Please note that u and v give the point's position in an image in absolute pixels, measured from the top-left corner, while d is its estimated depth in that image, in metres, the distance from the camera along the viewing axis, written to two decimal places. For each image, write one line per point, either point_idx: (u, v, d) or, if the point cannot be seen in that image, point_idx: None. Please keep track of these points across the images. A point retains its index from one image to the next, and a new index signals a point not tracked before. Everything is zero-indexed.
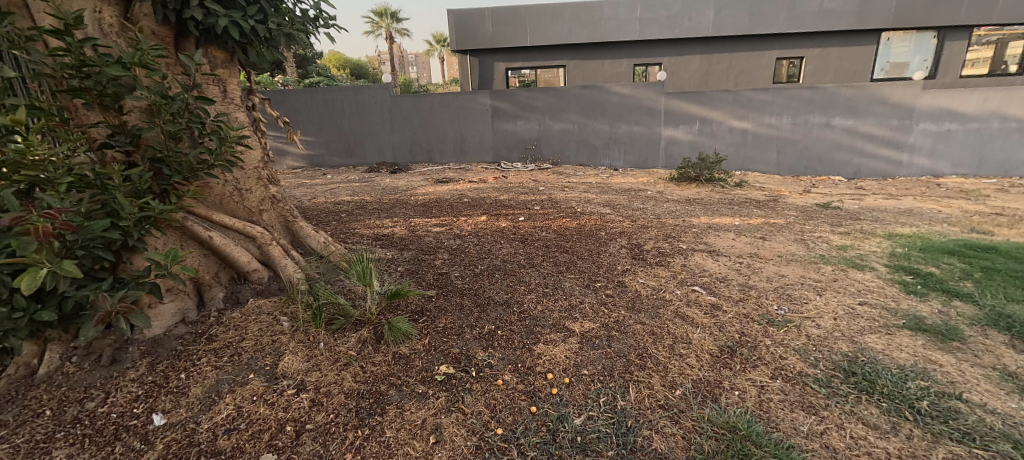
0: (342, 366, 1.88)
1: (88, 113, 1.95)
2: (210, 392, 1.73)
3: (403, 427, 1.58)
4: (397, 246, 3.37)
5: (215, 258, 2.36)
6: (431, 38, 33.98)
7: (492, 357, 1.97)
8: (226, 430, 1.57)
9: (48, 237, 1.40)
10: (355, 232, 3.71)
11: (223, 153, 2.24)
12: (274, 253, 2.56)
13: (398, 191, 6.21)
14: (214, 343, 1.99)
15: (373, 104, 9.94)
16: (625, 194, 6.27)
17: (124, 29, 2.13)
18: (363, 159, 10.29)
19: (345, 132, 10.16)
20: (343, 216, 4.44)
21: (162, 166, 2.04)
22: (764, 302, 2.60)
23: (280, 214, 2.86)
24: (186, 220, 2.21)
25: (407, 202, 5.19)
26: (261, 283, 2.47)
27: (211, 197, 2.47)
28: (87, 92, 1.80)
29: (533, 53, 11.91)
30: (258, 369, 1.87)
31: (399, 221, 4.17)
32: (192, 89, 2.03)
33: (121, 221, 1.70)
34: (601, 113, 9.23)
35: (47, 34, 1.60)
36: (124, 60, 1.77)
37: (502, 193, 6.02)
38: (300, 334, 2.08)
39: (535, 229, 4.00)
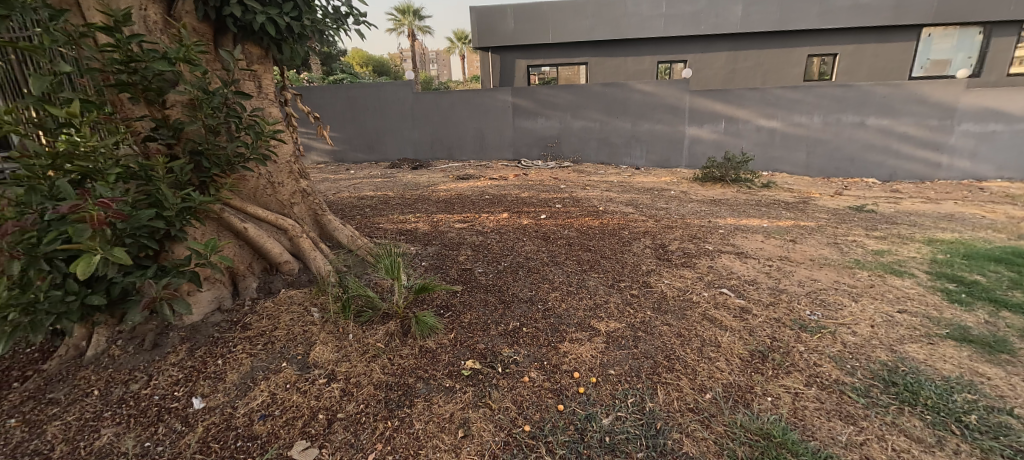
0: (371, 358, 1.91)
1: (134, 107, 2.03)
2: (246, 378, 1.79)
3: (431, 420, 1.59)
4: (421, 241, 3.40)
5: (249, 249, 2.43)
6: (452, 36, 34.18)
7: (517, 353, 1.97)
8: (262, 416, 1.62)
9: (102, 225, 1.45)
10: (380, 227, 3.76)
11: (259, 147, 2.30)
12: (305, 245, 2.62)
13: (420, 187, 6.27)
14: (248, 331, 2.06)
15: (394, 101, 10.06)
16: (647, 193, 6.17)
17: (168, 25, 2.20)
18: (383, 155, 10.42)
19: (367, 128, 10.32)
20: (367, 211, 4.50)
21: (202, 159, 2.11)
22: (796, 306, 2.52)
23: (310, 207, 2.92)
24: (223, 212, 2.28)
25: (428, 198, 5.23)
26: (292, 274, 2.53)
27: (246, 189, 2.55)
28: (134, 87, 1.87)
29: (554, 50, 11.82)
30: (291, 357, 1.91)
31: (422, 217, 4.21)
32: (231, 84, 2.10)
33: (165, 212, 1.77)
34: (622, 111, 9.10)
35: (99, 31, 1.67)
36: (169, 56, 1.84)
37: (523, 190, 6.01)
38: (330, 325, 2.12)
39: (557, 227, 3.97)
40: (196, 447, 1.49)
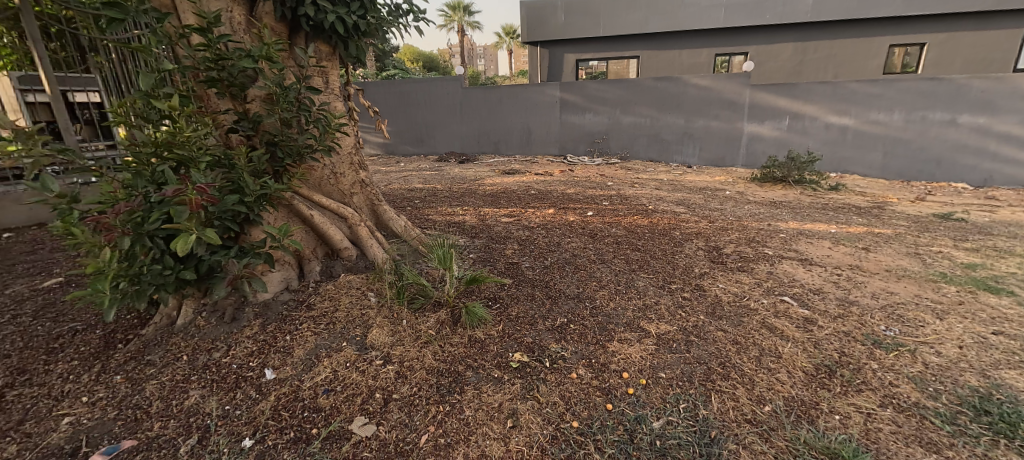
0: (423, 343, 1.99)
1: (219, 101, 2.22)
2: (311, 354, 1.92)
3: (481, 408, 1.64)
4: (469, 233, 3.47)
5: (314, 235, 2.59)
6: (501, 31, 34.33)
7: (565, 350, 1.97)
8: (325, 390, 1.73)
9: (198, 208, 1.63)
10: (430, 218, 3.87)
11: (326, 139, 2.44)
12: (363, 233, 2.75)
13: (466, 181, 6.38)
14: (312, 310, 2.20)
15: (444, 95, 10.29)
16: (700, 193, 5.91)
17: (250, 25, 2.38)
18: (432, 148, 10.72)
19: (417, 122, 10.65)
20: (417, 202, 4.64)
21: (276, 149, 2.27)
22: (869, 320, 2.33)
23: (368, 196, 3.06)
24: (293, 199, 2.45)
25: (475, 192, 5.31)
26: (351, 260, 2.67)
27: (313, 179, 2.71)
28: (222, 82, 2.05)
29: (605, 43, 11.56)
30: (350, 338, 2.03)
31: (469, 210, 4.28)
32: (304, 80, 2.24)
33: (246, 197, 1.94)
34: (676, 106, 8.74)
35: (195, 32, 1.85)
36: (253, 53, 1.99)
37: (569, 187, 5.95)
38: (385, 310, 2.22)
39: (604, 225, 3.91)
40: (268, 413, 1.63)
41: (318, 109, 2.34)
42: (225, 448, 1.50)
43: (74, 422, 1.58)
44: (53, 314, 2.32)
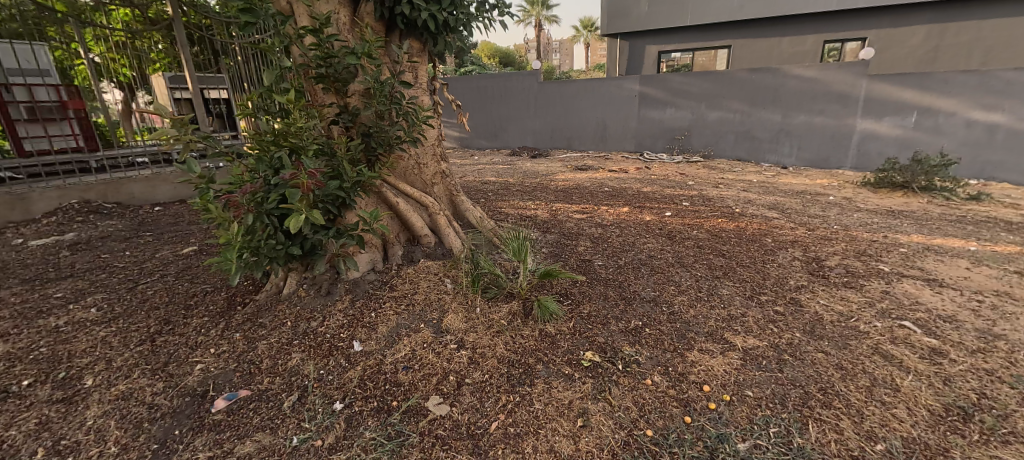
0: (496, 332, 2.04)
1: (324, 95, 2.45)
2: (393, 332, 2.06)
3: (551, 403, 1.64)
4: (542, 227, 3.47)
5: (398, 221, 2.76)
6: (580, 24, 33.75)
7: (639, 354, 1.91)
8: (405, 367, 1.85)
9: (308, 190, 1.85)
10: (504, 211, 3.93)
11: (414, 131, 2.57)
12: (441, 222, 2.85)
13: (539, 175, 6.39)
14: (395, 291, 2.36)
15: (520, 90, 10.38)
16: (796, 197, 5.35)
17: (353, 25, 2.57)
18: (505, 142, 10.89)
19: (492, 116, 10.89)
20: (491, 195, 4.74)
21: (371, 139, 2.44)
22: (1020, 359, 1.95)
23: (447, 187, 3.19)
24: (382, 187, 2.63)
25: (548, 187, 5.29)
26: (429, 247, 2.80)
27: (400, 168, 2.87)
28: (328, 78, 2.25)
29: (692, 33, 10.88)
30: (428, 320, 2.14)
31: (542, 204, 4.28)
32: (398, 75, 2.38)
33: (344, 184, 2.13)
34: (771, 101, 7.97)
35: (309, 33, 2.05)
36: (356, 51, 2.16)
37: (645, 185, 5.71)
38: (461, 297, 2.31)
39: (683, 227, 3.69)
40: (356, 382, 1.78)
41: (408, 102, 2.48)
42: (320, 408, 1.66)
43: (203, 369, 1.86)
44: (188, 278, 2.73)
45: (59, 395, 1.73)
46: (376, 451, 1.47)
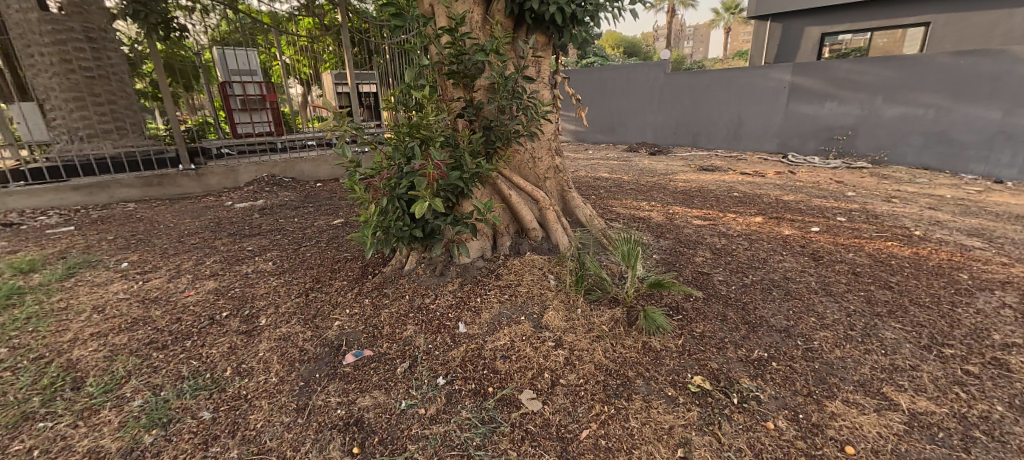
0: (595, 337, 1.96)
1: (453, 89, 2.60)
2: (494, 320, 2.12)
3: (649, 423, 1.52)
4: (656, 232, 3.22)
5: (509, 212, 2.82)
6: (722, 7, 30.53)
7: (762, 390, 1.66)
8: (502, 356, 1.89)
9: (433, 179, 2.00)
10: (616, 210, 3.75)
11: (532, 125, 2.57)
12: (550, 217, 2.82)
13: (658, 174, 5.96)
14: (500, 280, 2.42)
15: (644, 82, 9.85)
16: (1008, 221, 4.11)
17: (485, 22, 2.67)
18: (623, 137, 10.47)
19: (612, 110, 10.53)
20: (604, 192, 4.57)
21: (491, 132, 2.51)
22: None
23: (560, 182, 3.14)
24: (496, 178, 2.71)
25: (667, 187, 4.91)
26: (536, 241, 2.79)
27: (516, 160, 2.92)
28: (458, 73, 2.37)
29: (871, 10, 9.06)
30: (529, 314, 2.15)
31: (658, 206, 3.99)
32: (522, 69, 2.41)
33: (464, 174, 2.25)
34: (986, 93, 5.97)
35: (445, 32, 2.19)
36: (485, 48, 2.24)
37: (786, 192, 4.94)
38: (563, 295, 2.27)
39: (834, 246, 3.10)
40: (458, 362, 1.87)
41: (529, 96, 2.50)
42: (425, 380, 1.79)
43: (338, 326, 2.14)
44: (334, 246, 3.19)
45: (240, 329, 2.18)
46: (469, 432, 1.53)
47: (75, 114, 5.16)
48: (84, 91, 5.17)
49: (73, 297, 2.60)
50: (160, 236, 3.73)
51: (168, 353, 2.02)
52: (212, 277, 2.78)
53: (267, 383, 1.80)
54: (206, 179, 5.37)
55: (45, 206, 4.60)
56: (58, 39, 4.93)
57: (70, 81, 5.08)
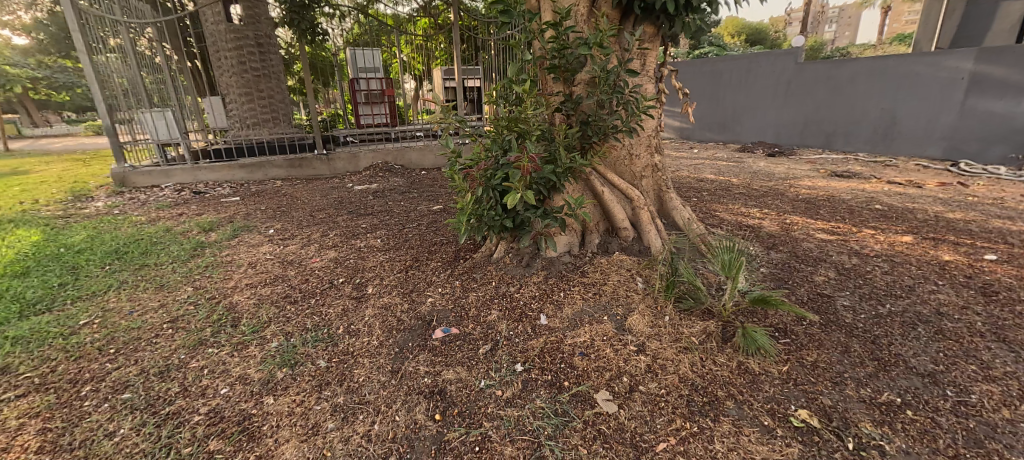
0: (682, 348, 1.86)
1: (553, 84, 2.61)
2: (576, 316, 2.11)
3: (735, 450, 1.40)
4: (765, 243, 2.91)
5: (600, 210, 2.77)
6: None
7: (884, 438, 1.42)
8: (581, 352, 1.88)
9: (527, 171, 2.05)
10: (719, 216, 3.46)
11: (632, 120, 2.48)
12: (644, 217, 2.72)
13: (776, 178, 5.34)
14: (585, 278, 2.40)
15: (768, 74, 8.80)
16: None
17: (590, 15, 2.64)
18: (736, 135, 9.53)
19: (725, 105, 9.64)
20: (708, 195, 4.23)
21: (588, 127, 2.48)
22: None
23: (657, 181, 2.99)
24: (590, 174, 2.68)
25: (785, 194, 4.38)
26: (626, 241, 2.72)
27: (612, 157, 2.86)
28: (560, 68, 2.38)
29: None
30: (612, 315, 2.11)
31: (771, 214, 3.58)
32: (625, 63, 2.33)
33: (558, 169, 2.27)
34: None
35: (550, 27, 2.21)
36: (589, 42, 2.21)
37: (949, 207, 4.07)
38: (651, 300, 2.18)
39: (1014, 279, 2.48)
40: (537, 351, 1.91)
41: (631, 91, 2.41)
42: (504, 364, 1.86)
43: (430, 302, 2.32)
44: (433, 229, 3.43)
45: (351, 294, 2.47)
46: (542, 421, 1.55)
47: (246, 105, 6.62)
48: (252, 87, 6.60)
49: (233, 253, 3.19)
50: (295, 209, 4.36)
51: (297, 307, 2.37)
52: (333, 247, 3.18)
53: (369, 344, 2.02)
54: (334, 164, 6.25)
55: (223, 181, 5.83)
56: (238, 45, 6.41)
57: (245, 79, 6.54)
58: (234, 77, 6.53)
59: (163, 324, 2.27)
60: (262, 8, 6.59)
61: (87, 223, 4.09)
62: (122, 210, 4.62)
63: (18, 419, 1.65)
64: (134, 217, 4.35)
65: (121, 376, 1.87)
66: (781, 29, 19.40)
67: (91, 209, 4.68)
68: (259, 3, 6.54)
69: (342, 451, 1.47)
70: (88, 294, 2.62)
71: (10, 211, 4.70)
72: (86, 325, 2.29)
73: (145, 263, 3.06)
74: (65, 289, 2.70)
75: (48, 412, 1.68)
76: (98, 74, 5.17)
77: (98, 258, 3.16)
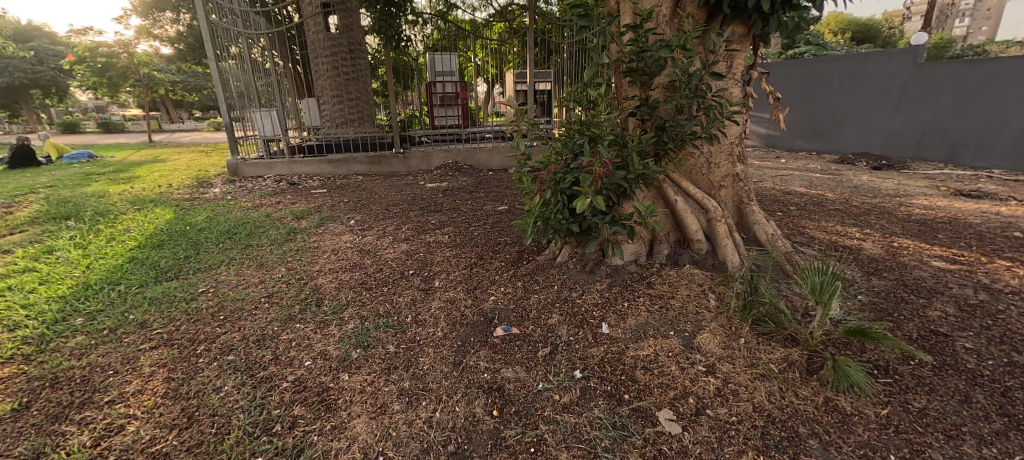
0: (758, 375, 1.73)
1: (629, 88, 2.54)
2: (641, 328, 2.04)
3: None
4: (865, 267, 2.60)
5: (672, 220, 2.65)
6: None
7: None
8: (644, 366, 1.82)
9: (598, 177, 2.02)
10: (810, 234, 3.15)
11: (713, 127, 2.34)
12: (720, 230, 2.56)
13: (881, 195, 4.75)
14: (652, 289, 2.31)
15: (879, 76, 7.80)
16: None
17: (673, 16, 2.54)
18: (834, 145, 8.60)
19: (824, 111, 8.73)
20: (797, 210, 3.87)
21: (664, 133, 2.39)
22: None
23: (737, 192, 2.80)
24: (663, 182, 2.58)
25: (893, 213, 3.87)
26: (699, 254, 2.58)
27: (688, 165, 2.72)
28: (638, 71, 2.32)
29: None
30: (679, 330, 2.01)
31: (874, 235, 3.18)
32: (710, 65, 2.21)
33: (629, 175, 2.22)
34: None
35: (630, 29, 2.16)
36: (671, 44, 2.13)
37: None
38: (724, 319, 2.05)
39: None
40: (598, 360, 1.88)
41: (714, 95, 2.28)
42: (563, 369, 1.84)
43: (493, 300, 2.37)
44: (498, 229, 3.50)
45: (420, 286, 2.59)
46: (600, 431, 1.52)
47: (336, 106, 7.22)
48: (342, 89, 7.16)
49: (320, 240, 3.49)
50: (374, 202, 4.68)
51: (371, 293, 2.54)
52: (405, 240, 3.36)
53: (434, 335, 2.10)
54: (409, 162, 6.62)
55: (314, 174, 6.39)
56: (333, 51, 7.02)
57: (337, 82, 7.12)
58: (327, 80, 7.13)
59: (261, 297, 2.55)
60: (355, 17, 7.15)
61: (206, 206, 4.72)
62: (234, 196, 5.25)
63: (151, 367, 1.94)
64: (242, 202, 4.91)
65: (227, 340, 2.12)
66: (896, 26, 17.21)
67: (210, 194, 5.39)
68: (353, 13, 7.08)
69: (406, 433, 1.55)
70: (206, 267, 3.03)
71: (150, 192, 5.55)
72: (202, 293, 2.65)
73: (249, 244, 3.46)
74: (189, 260, 3.14)
75: (171, 364, 1.96)
76: (221, 80, 6.05)
77: (214, 236, 3.63)
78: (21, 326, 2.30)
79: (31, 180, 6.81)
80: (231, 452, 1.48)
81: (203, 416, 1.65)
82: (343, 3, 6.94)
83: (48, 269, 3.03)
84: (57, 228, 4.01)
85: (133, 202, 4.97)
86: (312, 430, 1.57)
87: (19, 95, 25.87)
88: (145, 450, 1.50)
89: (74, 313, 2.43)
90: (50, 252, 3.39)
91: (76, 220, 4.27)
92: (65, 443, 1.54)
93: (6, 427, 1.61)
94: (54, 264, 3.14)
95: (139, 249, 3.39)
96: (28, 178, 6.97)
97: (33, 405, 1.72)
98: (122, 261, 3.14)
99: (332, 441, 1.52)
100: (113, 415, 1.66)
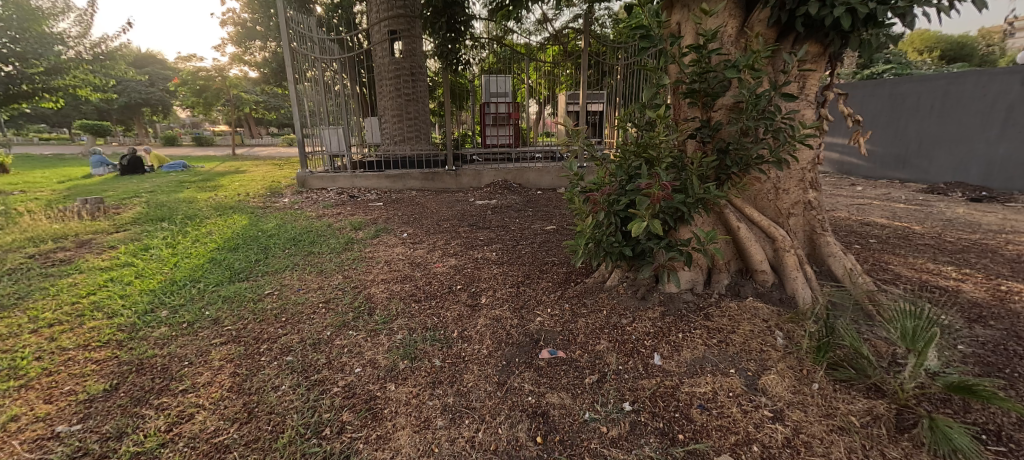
0: (835, 427, 1.54)
1: (690, 110, 2.46)
2: (696, 363, 1.90)
3: None
4: (965, 314, 2.27)
5: (734, 248, 2.49)
6: None
7: None
8: (700, 405, 1.68)
9: (656, 199, 1.96)
10: (895, 271, 2.83)
11: (783, 150, 2.17)
12: (788, 262, 2.36)
13: (983, 230, 4.19)
14: (709, 322, 2.16)
15: (976, 97, 7.02)
16: None
17: (740, 36, 2.43)
18: (922, 173, 7.80)
19: (911, 136, 8.00)
20: (881, 245, 3.49)
21: (727, 156, 2.25)
22: None
23: (808, 221, 2.58)
24: (725, 208, 2.44)
25: (1000, 252, 3.40)
26: (763, 286, 2.39)
27: (753, 191, 2.55)
28: (700, 93, 2.23)
29: None
30: (741, 369, 1.86)
31: (977, 276, 2.79)
32: (781, 86, 2.07)
33: (688, 199, 2.12)
34: None
35: (693, 50, 2.09)
36: (738, 64, 2.03)
37: None
38: (794, 361, 1.87)
39: None
40: (649, 393, 1.76)
41: (785, 118, 2.13)
42: (612, 400, 1.74)
43: (539, 322, 2.31)
44: (546, 249, 3.46)
45: (467, 301, 2.60)
46: None
47: (396, 124, 7.61)
48: (403, 109, 7.54)
49: (374, 251, 3.63)
50: (426, 217, 4.81)
51: (420, 306, 2.58)
52: (454, 256, 3.41)
53: (479, 353, 2.09)
54: (461, 179, 6.80)
55: (372, 188, 6.72)
56: (396, 75, 7.45)
57: (398, 102, 7.52)
58: (390, 101, 7.55)
59: (319, 302, 2.67)
60: (419, 43, 7.56)
61: (277, 214, 5.08)
62: (300, 206, 5.60)
63: (219, 361, 2.07)
64: (307, 212, 5.25)
65: (287, 342, 2.23)
66: (997, 45, 15.51)
67: (280, 203, 5.80)
68: (417, 39, 7.48)
69: (448, 451, 1.52)
70: (272, 271, 3.23)
71: (230, 200, 6.09)
72: (268, 295, 2.81)
73: (311, 251, 3.66)
74: (259, 264, 3.38)
75: (237, 360, 2.08)
76: (297, 99, 6.58)
77: (282, 241, 3.91)
78: (117, 314, 2.55)
79: (137, 186, 7.72)
80: (283, 452, 1.53)
81: (262, 413, 1.72)
82: (409, 30, 7.35)
83: (143, 265, 3.37)
84: (153, 228, 4.48)
85: (216, 208, 5.46)
86: (358, 438, 1.59)
87: (132, 111, 29.63)
88: (209, 440, 1.59)
89: (160, 306, 2.68)
90: (146, 249, 3.78)
91: (169, 222, 4.75)
92: (144, 425, 1.66)
93: (98, 405, 1.77)
94: (148, 260, 3.49)
95: (218, 251, 3.70)
96: (134, 184, 7.92)
97: (121, 387, 1.89)
98: (203, 261, 3.44)
99: (376, 450, 1.52)
100: (185, 403, 1.78)
